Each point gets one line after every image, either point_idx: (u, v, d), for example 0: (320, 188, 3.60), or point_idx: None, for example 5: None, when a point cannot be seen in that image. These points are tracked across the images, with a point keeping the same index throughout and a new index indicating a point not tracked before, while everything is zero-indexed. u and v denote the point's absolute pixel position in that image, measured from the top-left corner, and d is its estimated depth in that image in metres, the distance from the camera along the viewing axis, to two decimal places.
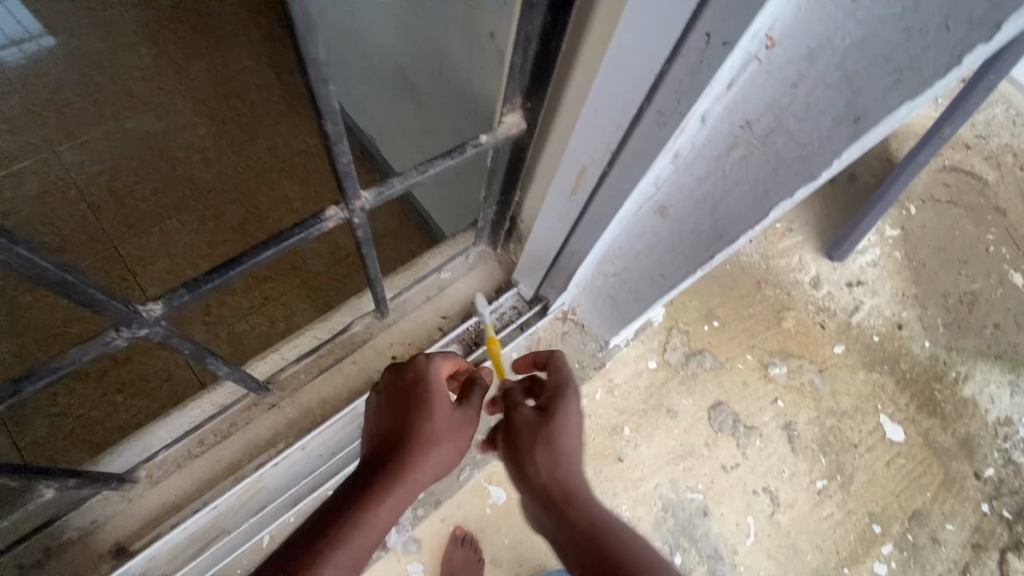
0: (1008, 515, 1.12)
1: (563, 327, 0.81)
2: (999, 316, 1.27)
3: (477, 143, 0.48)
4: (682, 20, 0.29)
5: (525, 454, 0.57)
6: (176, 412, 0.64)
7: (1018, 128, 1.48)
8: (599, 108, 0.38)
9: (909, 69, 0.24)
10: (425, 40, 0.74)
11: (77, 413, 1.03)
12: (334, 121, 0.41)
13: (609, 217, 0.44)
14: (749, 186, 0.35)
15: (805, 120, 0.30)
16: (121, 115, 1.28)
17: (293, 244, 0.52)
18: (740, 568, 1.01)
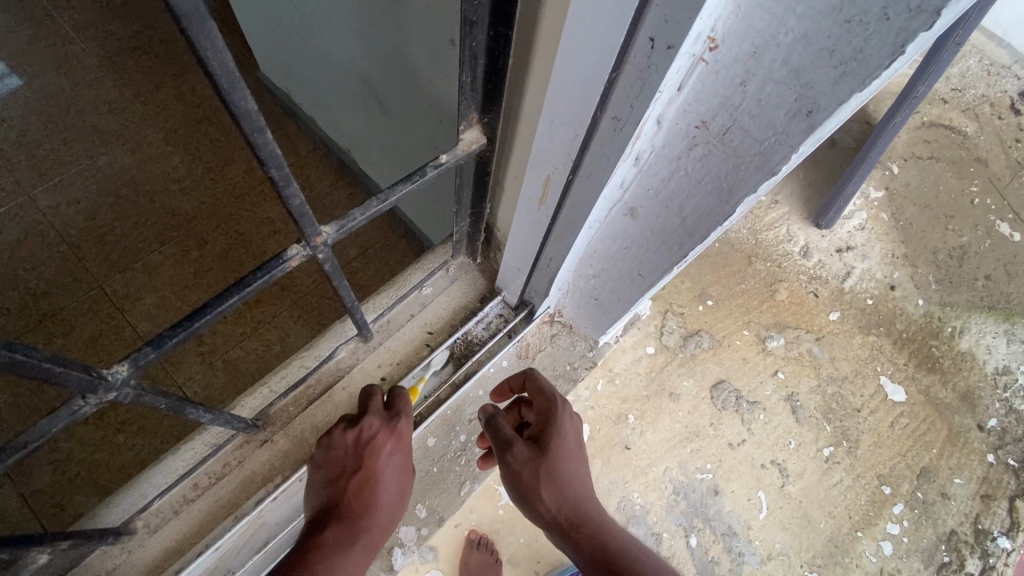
0: (1014, 463, 1.13)
1: (551, 330, 0.81)
2: (989, 267, 1.28)
3: (437, 164, 0.47)
4: (624, 27, 0.28)
5: (530, 488, 0.60)
6: (169, 457, 0.65)
7: (993, 78, 1.48)
8: (554, 118, 0.37)
9: (853, 61, 0.24)
10: (387, 49, 0.73)
11: (80, 457, 1.03)
12: (278, 167, 0.39)
13: (579, 224, 0.44)
14: (712, 184, 0.35)
15: (757, 116, 0.29)
16: (93, 152, 1.27)
17: (257, 289, 0.49)
18: (755, 542, 1.01)
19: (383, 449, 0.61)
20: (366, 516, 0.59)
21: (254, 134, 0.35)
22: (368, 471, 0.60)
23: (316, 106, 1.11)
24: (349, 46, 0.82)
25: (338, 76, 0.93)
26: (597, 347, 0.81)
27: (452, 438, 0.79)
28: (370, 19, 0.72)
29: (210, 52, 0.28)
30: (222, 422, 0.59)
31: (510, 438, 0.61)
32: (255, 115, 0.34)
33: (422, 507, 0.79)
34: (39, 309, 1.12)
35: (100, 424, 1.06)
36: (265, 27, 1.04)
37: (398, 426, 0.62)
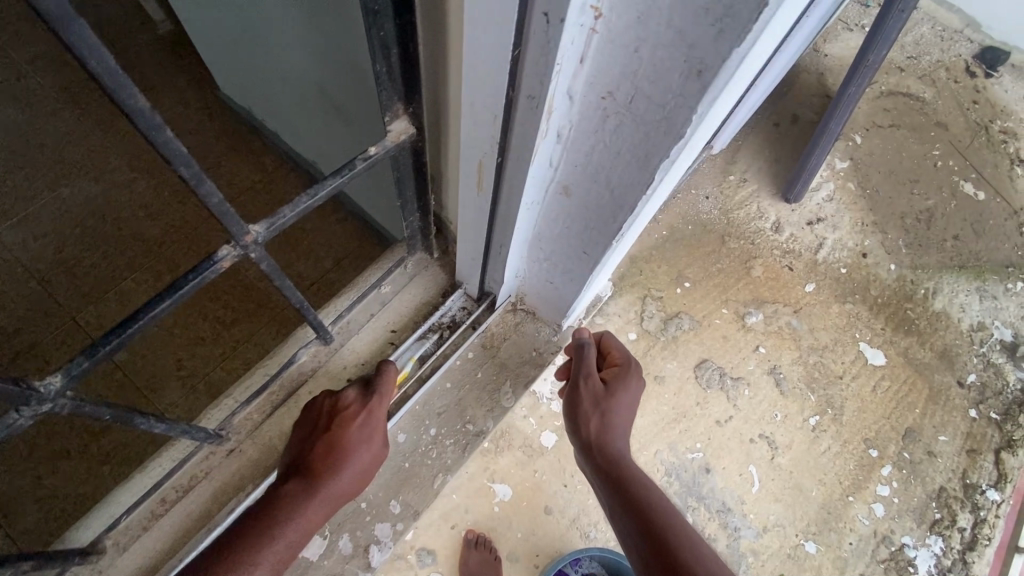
0: (995, 416, 1.15)
1: (515, 318, 0.80)
2: (957, 228, 1.31)
3: (364, 156, 0.48)
4: (516, 4, 0.28)
5: (585, 412, 0.68)
6: (137, 476, 0.65)
7: (946, 42, 1.50)
8: (472, 101, 0.37)
9: (727, 17, 0.24)
10: (317, 43, 0.69)
11: (65, 492, 0.98)
12: (187, 165, 0.40)
13: (518, 205, 0.44)
14: (630, 154, 0.35)
15: (656, 81, 0.29)
16: (57, 184, 1.24)
17: (190, 291, 0.50)
18: (750, 516, 1.03)
19: (354, 420, 0.61)
20: (324, 478, 0.58)
21: (151, 131, 0.35)
22: (333, 439, 0.60)
23: (272, 114, 1.09)
24: (284, 45, 0.79)
25: (282, 79, 0.90)
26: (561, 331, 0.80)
27: (422, 432, 0.79)
28: (295, 14, 0.68)
29: (85, 49, 0.29)
30: (178, 433, 0.58)
31: (588, 370, 0.69)
32: (149, 112, 0.34)
33: (396, 503, 0.77)
34: (15, 346, 1.10)
35: (84, 456, 1.01)
36: (214, 40, 1.03)
37: (368, 401, 0.63)
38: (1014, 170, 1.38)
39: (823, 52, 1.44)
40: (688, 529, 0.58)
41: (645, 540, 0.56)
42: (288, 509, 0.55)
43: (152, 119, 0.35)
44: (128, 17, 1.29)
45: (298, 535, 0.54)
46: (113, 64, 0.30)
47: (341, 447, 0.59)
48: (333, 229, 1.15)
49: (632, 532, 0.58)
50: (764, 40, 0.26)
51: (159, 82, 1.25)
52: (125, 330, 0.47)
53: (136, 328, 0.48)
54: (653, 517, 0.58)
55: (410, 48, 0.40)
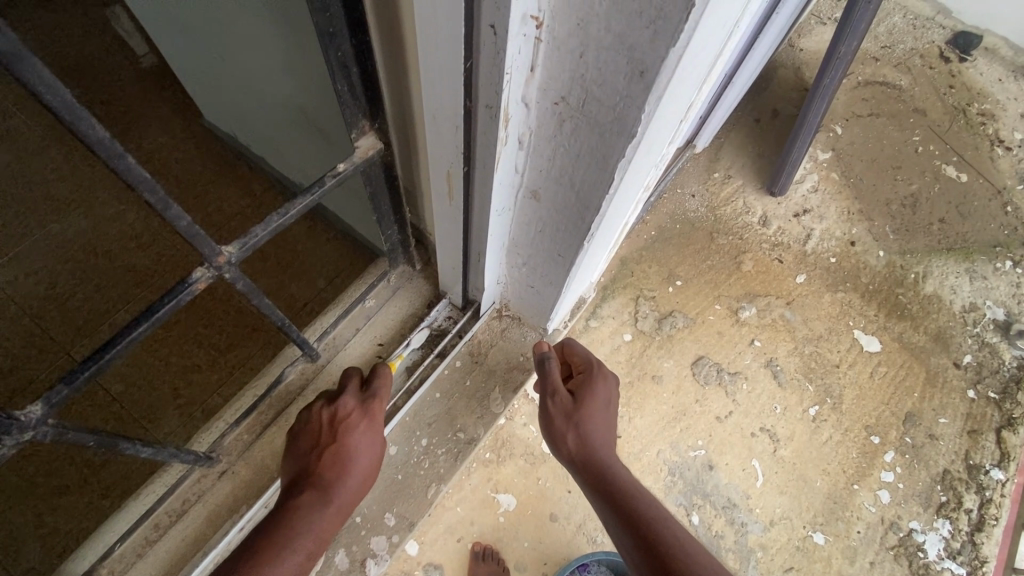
0: (994, 396, 1.16)
1: (501, 325, 0.80)
2: (942, 211, 1.32)
3: (334, 173, 0.49)
4: (463, 17, 0.29)
5: (562, 429, 0.69)
6: (130, 503, 0.65)
7: (919, 30, 1.53)
8: (434, 113, 0.38)
9: (659, 18, 0.25)
10: (283, 56, 0.68)
11: (66, 528, 0.96)
12: (151, 190, 0.41)
13: (488, 212, 0.45)
14: (589, 157, 0.36)
15: (603, 83, 0.30)
16: (45, 221, 1.20)
17: (167, 314, 0.51)
18: (756, 510, 1.03)
19: (357, 427, 0.63)
20: (335, 484, 0.59)
21: (112, 158, 0.37)
22: (340, 447, 0.61)
23: (255, 139, 1.09)
24: (255, 67, 0.79)
25: (259, 100, 0.90)
26: (547, 333, 0.81)
27: (414, 443, 0.79)
28: (259, 30, 0.68)
29: (41, 85, 0.30)
30: (168, 456, 0.59)
31: (553, 386, 0.71)
32: (108, 141, 0.36)
33: (391, 515, 0.77)
34: (10, 385, 1.05)
35: (84, 491, 0.99)
36: (196, 72, 1.05)
37: (371, 406, 0.64)
38: (994, 151, 1.40)
39: (798, 47, 1.46)
40: (678, 527, 0.58)
41: (637, 548, 0.57)
42: (305, 518, 0.55)
43: (112, 147, 0.36)
44: (112, 52, 1.31)
45: (320, 542, 0.54)
46: (71, 99, 0.32)
47: (348, 453, 0.60)
48: (323, 250, 1.14)
49: (625, 539, 0.58)
50: (700, 37, 0.27)
51: (145, 114, 1.27)
52: (103, 355, 0.48)
53: (115, 353, 0.50)
54: (642, 522, 0.58)
55: (368, 66, 0.42)
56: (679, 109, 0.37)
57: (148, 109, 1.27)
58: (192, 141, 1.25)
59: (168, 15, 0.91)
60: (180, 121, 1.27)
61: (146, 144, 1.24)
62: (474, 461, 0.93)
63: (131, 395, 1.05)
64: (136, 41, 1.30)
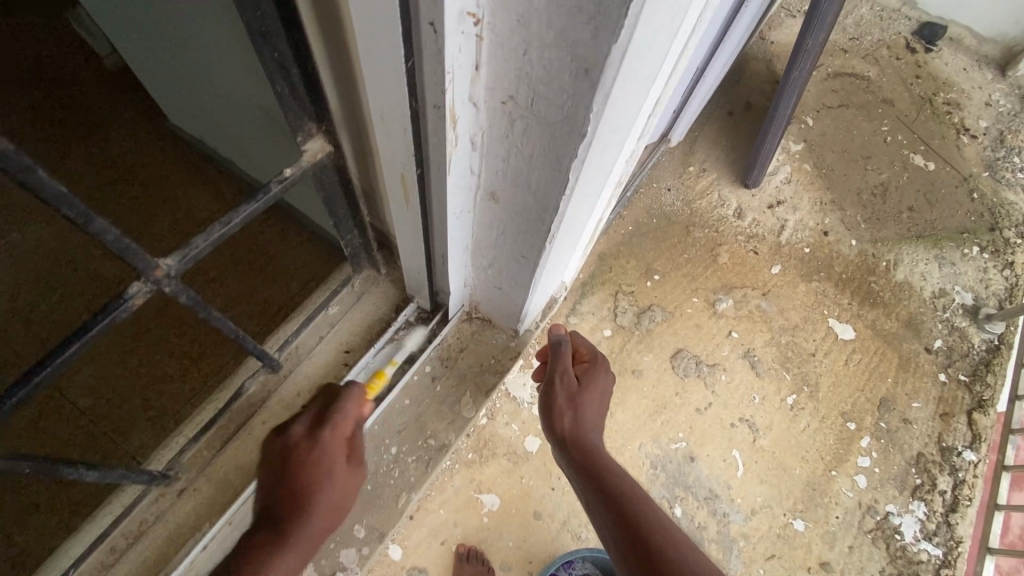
0: (964, 378, 1.19)
1: (471, 327, 0.80)
2: (911, 199, 1.34)
3: (282, 179, 0.48)
4: (400, 15, 0.28)
5: (561, 408, 0.69)
6: (87, 524, 0.63)
7: (885, 21, 1.55)
8: (381, 115, 0.37)
9: (598, 15, 0.24)
10: (243, 54, 0.66)
11: (34, 550, 0.92)
12: (72, 206, 0.39)
13: (445, 215, 0.44)
14: (542, 157, 0.35)
15: (549, 82, 0.29)
16: (4, 231, 1.14)
17: (102, 332, 0.49)
18: (737, 500, 1.04)
19: (313, 459, 0.59)
20: (293, 525, 0.55)
21: (28, 172, 0.35)
22: (293, 483, 0.57)
23: (221, 141, 1.06)
24: (215, 67, 0.76)
25: (222, 101, 0.87)
26: (518, 335, 0.80)
27: (384, 451, 0.78)
28: (215, 27, 0.65)
29: None
30: (118, 477, 0.57)
31: (563, 368, 0.71)
32: (23, 154, 0.34)
33: (361, 527, 0.76)
34: None
35: (52, 510, 0.95)
36: (158, 75, 1.01)
37: (321, 436, 0.60)
38: (960, 139, 1.43)
39: (769, 39, 1.47)
40: (657, 511, 0.59)
41: (619, 527, 0.56)
42: (262, 565, 0.51)
43: (29, 160, 0.34)
44: (69, 52, 1.27)
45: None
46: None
47: (302, 489, 0.57)
48: (294, 254, 1.11)
49: (606, 517, 0.58)
50: (643, 32, 0.27)
51: (104, 117, 1.22)
52: (33, 377, 0.46)
53: (48, 372, 0.48)
54: (627, 502, 0.58)
55: (309, 68, 0.41)
56: (634, 106, 0.37)
57: (107, 114, 1.23)
58: (156, 144, 1.21)
59: (123, 11, 0.88)
60: (142, 123, 1.22)
61: (107, 148, 1.20)
62: (455, 463, 0.92)
63: (100, 409, 1.02)
64: (96, 40, 1.24)
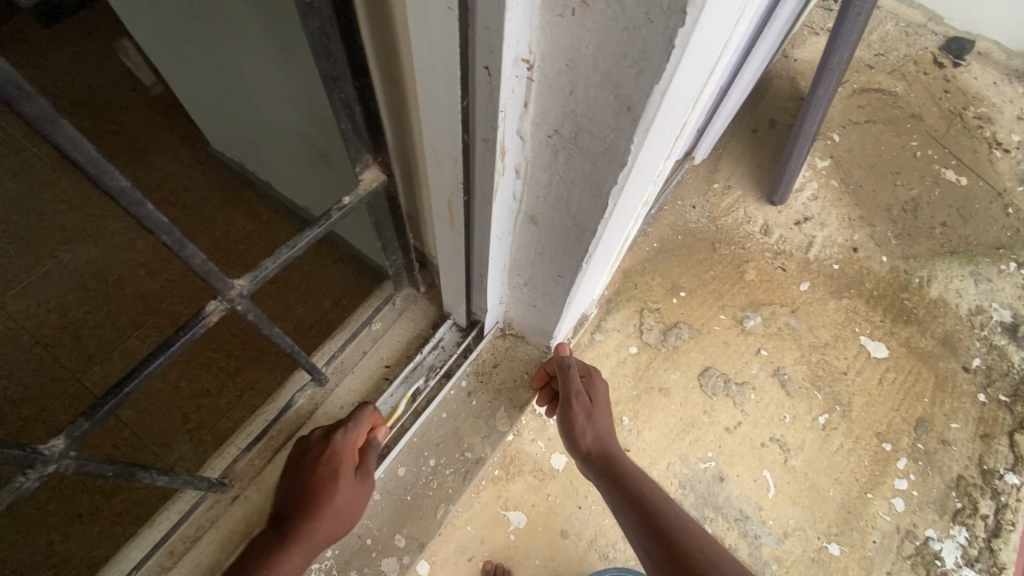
0: (1005, 399, 1.15)
1: (505, 343, 0.82)
2: (943, 215, 1.32)
3: (339, 206, 0.51)
4: (459, 61, 0.31)
5: (580, 425, 0.71)
6: (143, 530, 0.66)
7: (910, 37, 1.55)
8: (433, 147, 0.40)
9: (642, 60, 0.27)
10: (289, 86, 0.69)
11: (78, 556, 0.96)
12: (168, 233, 0.43)
13: (488, 237, 0.46)
14: (583, 185, 0.37)
15: (593, 117, 0.32)
16: (58, 251, 1.20)
17: (182, 348, 0.53)
18: (769, 522, 1.02)
19: (321, 464, 0.62)
20: (298, 525, 0.59)
21: (130, 206, 0.38)
22: (306, 483, 0.61)
23: (261, 165, 1.10)
24: (261, 94, 0.79)
25: (265, 129, 0.91)
26: (550, 351, 0.81)
27: (421, 464, 0.79)
28: (263, 62, 0.69)
29: (66, 143, 0.32)
30: (182, 484, 0.60)
31: (576, 388, 0.72)
32: (126, 188, 0.37)
33: (400, 538, 0.77)
34: (22, 413, 1.06)
35: (96, 519, 0.99)
36: (207, 105, 1.07)
37: (335, 441, 0.63)
38: (993, 154, 1.40)
39: (792, 57, 1.49)
40: (676, 508, 0.60)
41: (645, 530, 0.58)
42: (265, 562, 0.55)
43: (130, 195, 0.38)
44: (122, 84, 1.35)
45: None
46: (94, 154, 0.33)
47: (312, 493, 0.60)
48: (331, 272, 1.16)
49: (632, 522, 0.60)
50: (682, 71, 0.29)
51: (153, 143, 1.30)
52: (123, 389, 0.50)
53: (133, 386, 0.52)
54: (648, 505, 0.60)
55: (370, 105, 0.44)
56: (670, 133, 0.39)
57: (157, 141, 1.30)
58: (201, 168, 1.27)
59: (172, 48, 0.93)
60: (188, 149, 1.29)
61: (156, 173, 1.27)
62: (484, 478, 0.93)
63: (142, 420, 1.06)
64: (144, 72, 1.34)
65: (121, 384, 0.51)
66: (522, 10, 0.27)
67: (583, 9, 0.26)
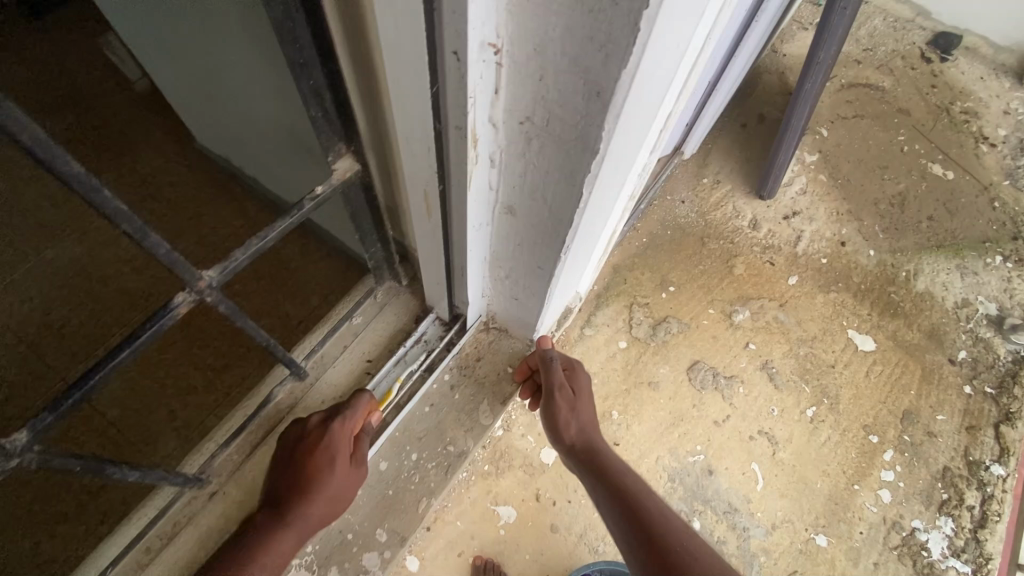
0: (990, 391, 1.16)
1: (489, 337, 0.82)
2: (930, 209, 1.33)
3: (313, 196, 0.50)
4: (426, 46, 0.30)
5: (564, 418, 0.71)
6: (122, 526, 0.65)
7: (898, 32, 1.56)
8: (406, 136, 0.39)
9: (608, 43, 0.26)
10: (268, 76, 0.68)
11: (62, 556, 0.95)
12: (129, 220, 0.42)
13: (466, 228, 0.46)
14: (557, 173, 0.37)
15: (563, 103, 0.31)
16: (40, 248, 1.19)
17: (149, 339, 0.52)
18: (757, 514, 1.02)
19: (317, 447, 0.63)
20: (292, 508, 0.60)
21: (89, 193, 0.38)
22: (301, 466, 0.62)
23: (247, 160, 1.09)
24: (244, 88, 0.78)
25: (248, 121, 0.90)
26: (534, 344, 0.81)
27: (405, 458, 0.79)
28: (242, 51, 0.68)
29: (18, 129, 0.31)
30: (155, 480, 0.59)
31: (559, 380, 0.72)
32: (83, 176, 0.36)
33: (383, 531, 0.76)
34: (4, 412, 1.05)
35: (81, 518, 0.97)
36: (190, 101, 1.05)
37: (332, 425, 0.65)
38: (979, 148, 1.41)
39: (781, 52, 1.49)
40: (658, 500, 0.61)
41: (627, 521, 0.58)
42: (262, 540, 0.56)
43: (88, 183, 0.37)
44: (105, 78, 1.33)
45: (277, 562, 0.56)
46: (45, 137, 0.33)
47: (308, 473, 0.62)
48: (317, 267, 1.15)
49: (615, 513, 0.60)
50: (650, 56, 0.29)
51: (136, 138, 1.28)
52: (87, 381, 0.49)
53: (98, 379, 0.51)
54: (631, 497, 0.60)
55: (341, 93, 0.43)
56: (645, 122, 0.39)
57: (141, 136, 1.28)
58: (185, 163, 1.25)
59: (152, 41, 0.92)
60: (172, 145, 1.27)
61: (140, 168, 1.26)
62: (472, 473, 0.93)
63: (128, 417, 1.05)
64: (128, 67, 1.31)
65: (87, 376, 0.50)
66: None
67: None
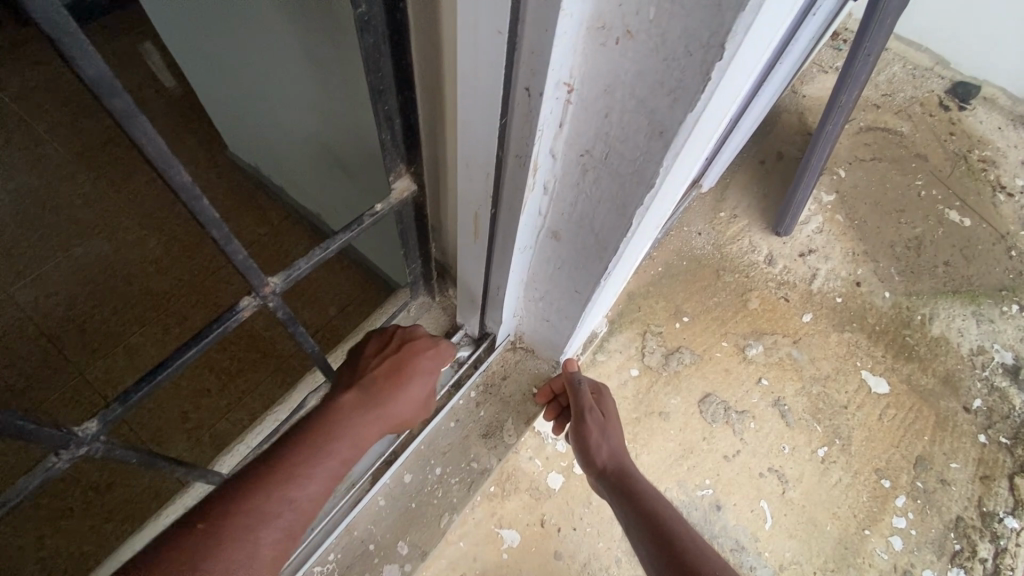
0: (1005, 441, 1.15)
1: (515, 356, 0.84)
2: (947, 254, 1.34)
3: (372, 212, 0.52)
4: (501, 83, 0.32)
5: (595, 441, 0.71)
6: (149, 523, 0.66)
7: (917, 79, 1.59)
8: (465, 161, 0.41)
9: (678, 88, 0.28)
10: (315, 97, 0.70)
11: (66, 552, 0.95)
12: (219, 227, 0.44)
13: (511, 249, 0.47)
14: (609, 203, 0.39)
15: (624, 139, 0.33)
16: (70, 245, 1.22)
17: (214, 341, 0.53)
18: (765, 554, 1.01)
19: (422, 353, 0.64)
20: (384, 402, 0.59)
21: (189, 201, 0.39)
22: (400, 363, 0.62)
23: (280, 173, 1.12)
24: (289, 110, 0.82)
25: (287, 136, 0.92)
26: (559, 366, 0.82)
27: (427, 473, 0.79)
28: (292, 72, 0.70)
29: (142, 138, 0.33)
30: (194, 477, 0.60)
31: (588, 404, 0.73)
32: (188, 183, 0.38)
33: (403, 544, 0.76)
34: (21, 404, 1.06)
35: (87, 514, 0.98)
36: (231, 113, 1.09)
37: (440, 343, 0.66)
38: (997, 197, 1.43)
39: (801, 93, 1.52)
40: (690, 528, 0.60)
41: (656, 547, 0.58)
42: (340, 424, 0.54)
43: (192, 191, 0.39)
44: (144, 85, 1.38)
45: (347, 457, 0.53)
46: (163, 149, 0.35)
47: (406, 372, 0.62)
48: (341, 277, 1.16)
49: (646, 540, 0.59)
50: (712, 101, 0.30)
51: (172, 144, 1.32)
52: (156, 377, 0.50)
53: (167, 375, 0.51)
54: (663, 525, 0.60)
55: (410, 118, 0.45)
56: (694, 158, 0.40)
57: (176, 141, 1.32)
58: (218, 170, 1.29)
59: (202, 54, 0.96)
60: (206, 153, 1.31)
61: None
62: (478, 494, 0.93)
63: (142, 416, 1.06)
64: (165, 76, 1.39)
65: (158, 371, 0.50)
66: (567, 38, 0.29)
67: (627, 40, 0.28)
